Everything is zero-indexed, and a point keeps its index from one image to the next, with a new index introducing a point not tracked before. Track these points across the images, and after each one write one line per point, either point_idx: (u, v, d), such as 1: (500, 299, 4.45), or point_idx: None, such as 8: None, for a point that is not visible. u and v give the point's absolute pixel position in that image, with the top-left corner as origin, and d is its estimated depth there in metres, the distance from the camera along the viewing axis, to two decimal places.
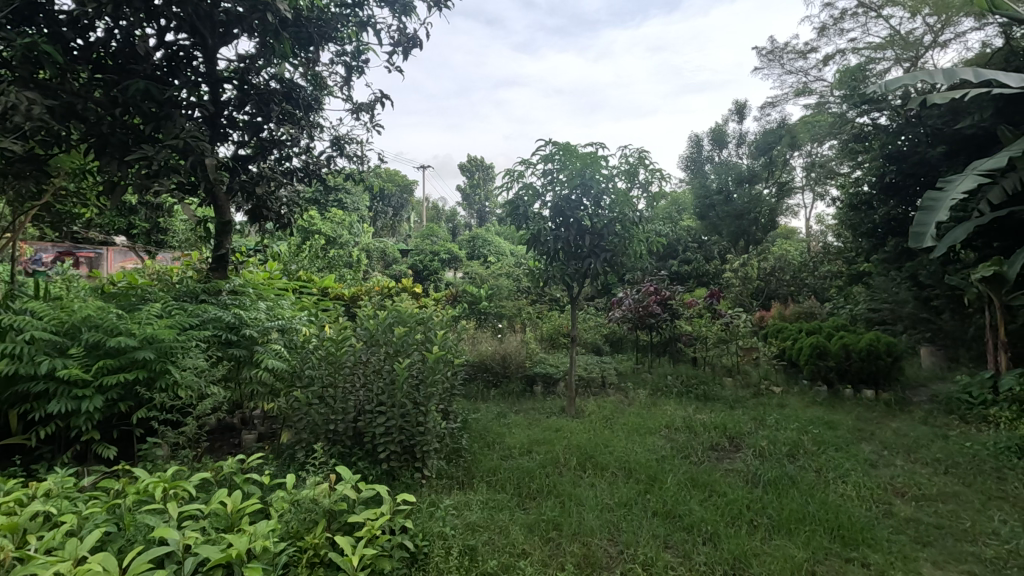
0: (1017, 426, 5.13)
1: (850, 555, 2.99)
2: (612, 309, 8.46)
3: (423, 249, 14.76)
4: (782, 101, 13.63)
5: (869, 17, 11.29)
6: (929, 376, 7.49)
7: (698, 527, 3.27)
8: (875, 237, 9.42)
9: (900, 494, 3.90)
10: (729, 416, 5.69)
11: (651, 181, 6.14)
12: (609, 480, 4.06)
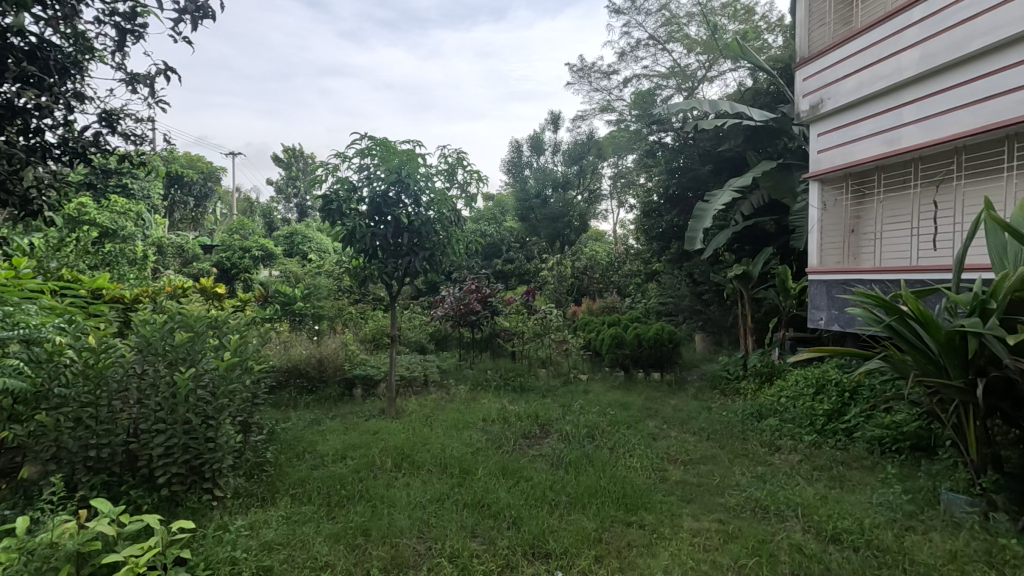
0: (758, 396, 6.34)
1: (630, 519, 3.40)
2: (435, 308, 8.51)
3: (230, 246, 13.28)
4: (590, 116, 15.02)
5: (657, 49, 12.98)
6: (701, 358, 8.90)
7: (504, 512, 3.44)
8: (662, 241, 10.89)
9: (673, 461, 4.56)
10: (541, 405, 6.11)
11: (469, 182, 6.30)
12: (424, 477, 4.07)
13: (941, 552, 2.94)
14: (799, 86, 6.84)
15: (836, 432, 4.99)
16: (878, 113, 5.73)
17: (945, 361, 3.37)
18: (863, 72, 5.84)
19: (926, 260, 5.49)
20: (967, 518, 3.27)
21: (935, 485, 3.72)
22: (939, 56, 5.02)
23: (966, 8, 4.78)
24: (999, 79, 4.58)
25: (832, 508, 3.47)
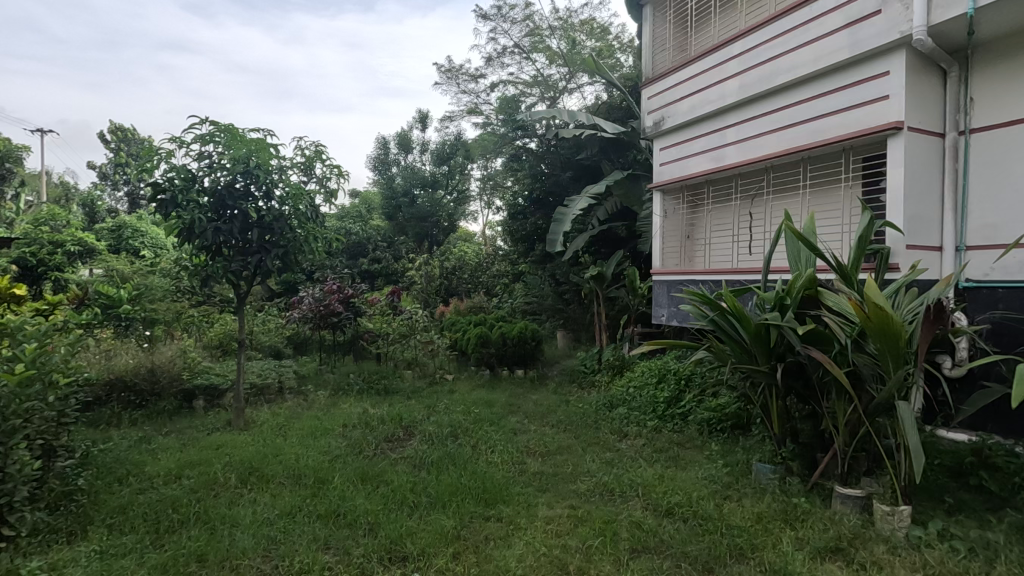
0: (610, 387, 6.85)
1: (488, 513, 3.47)
2: (291, 309, 7.98)
3: (35, 239, 11.22)
4: (457, 117, 15.10)
5: (522, 58, 13.48)
6: (561, 355, 9.38)
7: (361, 519, 3.33)
8: (527, 243, 11.31)
9: (532, 454, 4.75)
10: (404, 407, 6.01)
11: (328, 177, 6.00)
12: (274, 491, 3.79)
13: (750, 515, 3.42)
14: (645, 103, 7.51)
15: (674, 417, 5.57)
16: (708, 132, 6.49)
17: (754, 350, 3.91)
18: (697, 95, 6.59)
19: (745, 263, 6.34)
20: (770, 483, 3.83)
21: (748, 457, 4.31)
22: (753, 87, 5.83)
23: (773, 49, 5.61)
24: (797, 111, 5.44)
25: (667, 486, 3.86)
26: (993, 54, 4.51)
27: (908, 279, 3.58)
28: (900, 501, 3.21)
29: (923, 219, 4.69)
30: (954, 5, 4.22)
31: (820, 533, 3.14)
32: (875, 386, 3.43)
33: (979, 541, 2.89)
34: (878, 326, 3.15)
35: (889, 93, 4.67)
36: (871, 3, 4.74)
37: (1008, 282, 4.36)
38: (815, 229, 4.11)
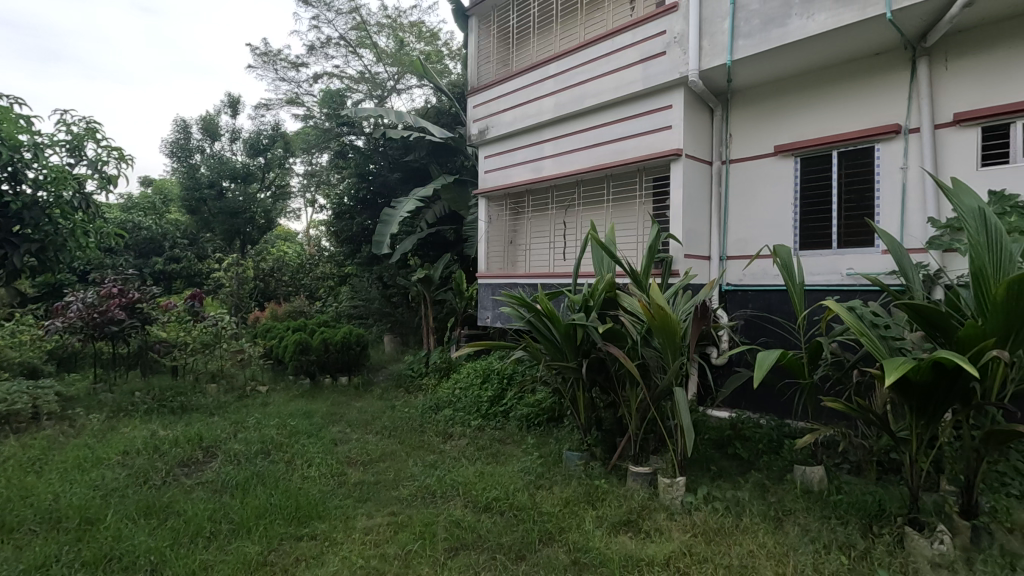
0: (437, 389, 6.91)
1: (300, 533, 3.24)
2: (52, 318, 6.54)
3: None
4: (275, 106, 13.92)
5: (347, 51, 12.89)
6: (388, 359, 9.20)
7: (140, 561, 2.87)
8: (353, 244, 10.87)
9: (352, 464, 4.56)
10: (206, 425, 5.35)
11: (105, 160, 5.10)
12: (18, 542, 3.08)
13: (558, 501, 3.70)
14: (470, 111, 7.73)
15: (496, 415, 5.80)
16: (527, 145, 6.91)
17: (564, 347, 4.26)
18: (517, 109, 6.98)
19: (559, 268, 6.91)
20: (577, 469, 4.20)
21: (560, 448, 4.67)
22: (565, 107, 6.36)
23: (582, 73, 6.19)
24: (602, 132, 6.07)
25: (486, 482, 4.01)
26: (744, 100, 5.57)
27: (683, 283, 4.21)
28: (678, 473, 3.75)
29: (696, 232, 5.57)
30: (717, 55, 5.11)
31: (616, 510, 3.53)
32: (658, 375, 3.97)
33: (732, 500, 3.50)
34: (660, 323, 3.65)
35: (671, 123, 5.45)
36: (658, 45, 5.51)
37: (756, 285, 5.39)
38: (615, 239, 4.62)
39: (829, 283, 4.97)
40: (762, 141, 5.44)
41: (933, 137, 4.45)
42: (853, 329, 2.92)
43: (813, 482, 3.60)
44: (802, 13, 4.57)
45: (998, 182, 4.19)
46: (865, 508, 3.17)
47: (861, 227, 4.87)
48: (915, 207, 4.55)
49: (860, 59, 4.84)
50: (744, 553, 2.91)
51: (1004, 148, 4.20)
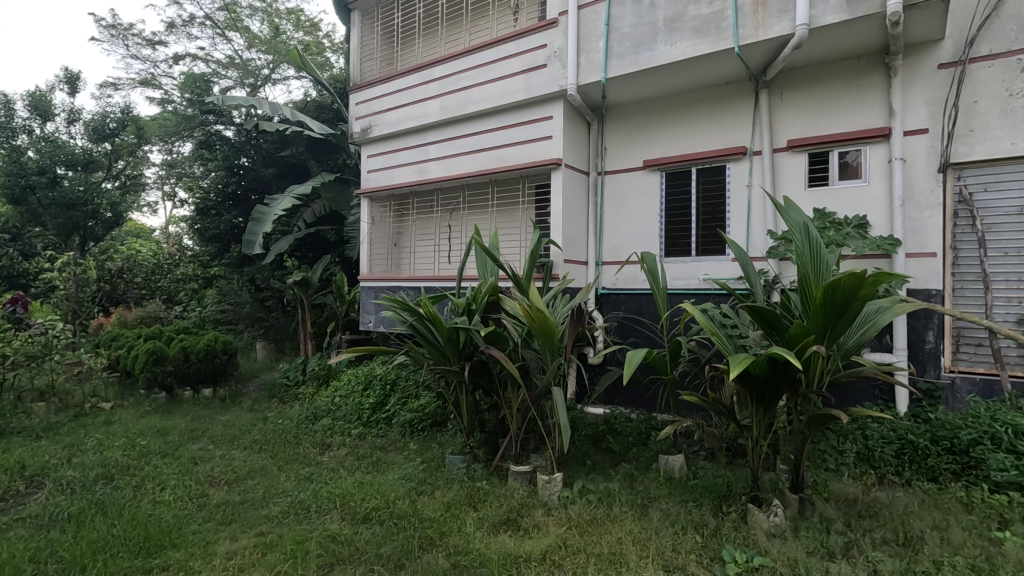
0: (315, 398, 6.55)
1: (149, 565, 2.90)
2: None
3: None
4: (126, 87, 12.38)
5: (214, 33, 11.82)
6: (260, 367, 8.56)
7: None
8: (220, 243, 9.99)
9: (214, 483, 4.18)
10: (30, 451, 4.60)
11: None
12: None
13: (439, 505, 3.68)
14: (352, 108, 7.45)
15: (378, 422, 5.64)
16: (412, 146, 6.81)
17: (447, 351, 4.25)
18: (402, 109, 6.86)
19: (444, 272, 6.91)
20: (459, 473, 4.21)
21: (442, 452, 4.65)
22: (450, 110, 6.38)
23: (467, 78, 6.24)
24: (486, 138, 6.15)
25: (365, 492, 3.88)
26: (617, 116, 5.97)
27: (561, 287, 4.39)
28: (555, 469, 3.91)
29: (575, 239, 5.85)
30: (593, 72, 5.41)
31: (496, 510, 3.59)
32: (538, 376, 4.11)
33: (604, 491, 3.72)
34: (539, 326, 3.77)
35: (552, 133, 5.68)
36: (540, 57, 5.72)
37: (628, 289, 5.79)
38: (498, 243, 4.70)
39: (689, 287, 5.47)
40: (633, 155, 5.86)
41: (772, 160, 5.08)
42: (706, 330, 3.24)
43: (673, 470, 3.93)
44: (666, 40, 5.00)
45: (820, 201, 4.89)
46: (716, 490, 3.53)
47: (715, 237, 5.41)
48: (757, 220, 5.16)
49: (714, 87, 5.40)
50: (613, 541, 3.09)
51: (824, 172, 4.90)
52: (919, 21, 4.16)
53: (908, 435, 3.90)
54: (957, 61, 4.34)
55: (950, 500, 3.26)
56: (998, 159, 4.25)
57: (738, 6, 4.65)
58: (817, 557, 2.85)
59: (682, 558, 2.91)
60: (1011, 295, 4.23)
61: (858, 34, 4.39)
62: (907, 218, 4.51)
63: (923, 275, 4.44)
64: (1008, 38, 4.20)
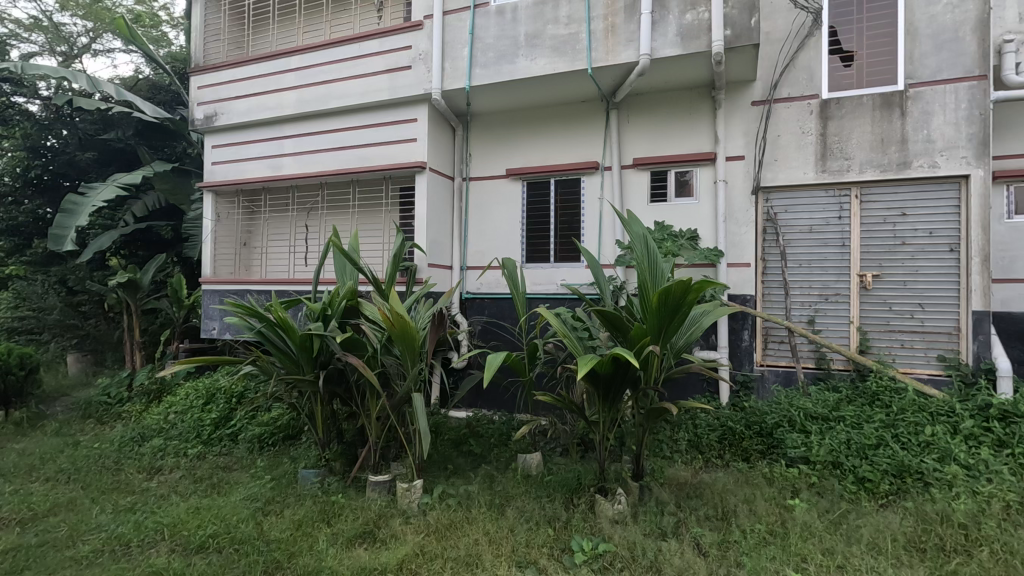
0: (143, 417, 5.77)
1: None
2: None
3: None
4: None
5: None
6: (72, 384, 7.33)
7: None
8: (19, 237, 8.39)
9: (2, 526, 3.49)
10: None
11: None
12: None
13: (289, 524, 3.45)
14: (193, 92, 6.71)
15: (221, 439, 5.13)
16: (265, 139, 6.32)
17: (300, 359, 3.99)
18: (253, 98, 6.33)
19: (301, 274, 6.52)
20: (313, 487, 3.97)
21: (295, 467, 4.36)
22: (308, 103, 6.02)
23: (327, 72, 5.95)
24: (348, 136, 5.91)
25: (201, 518, 3.50)
26: (482, 124, 6.08)
27: (424, 292, 4.35)
28: (415, 476, 3.86)
29: (439, 243, 5.84)
30: (457, 78, 5.46)
31: (352, 523, 3.45)
32: (398, 382, 4.03)
33: (464, 494, 3.75)
34: (399, 331, 3.69)
35: (417, 136, 5.62)
36: (404, 58, 5.64)
37: (491, 294, 5.92)
38: (358, 246, 4.53)
39: (547, 292, 5.75)
40: (497, 163, 6.02)
41: (620, 175, 5.53)
42: (559, 333, 3.44)
43: (530, 467, 4.09)
44: (527, 55, 5.22)
45: (660, 214, 5.42)
46: (567, 484, 3.73)
47: (571, 245, 5.75)
48: (608, 230, 5.58)
49: (571, 104, 5.75)
50: (471, 543, 3.13)
51: (664, 189, 5.45)
52: (737, 63, 4.80)
53: (728, 422, 4.47)
54: (765, 100, 5.09)
55: (757, 476, 3.79)
56: (795, 185, 5.04)
57: (591, 31, 5.01)
58: (652, 538, 3.14)
59: (536, 553, 3.03)
60: (804, 299, 5.05)
61: (691, 68, 4.95)
62: (729, 233, 5.18)
63: (740, 282, 5.12)
64: (802, 84, 5.01)
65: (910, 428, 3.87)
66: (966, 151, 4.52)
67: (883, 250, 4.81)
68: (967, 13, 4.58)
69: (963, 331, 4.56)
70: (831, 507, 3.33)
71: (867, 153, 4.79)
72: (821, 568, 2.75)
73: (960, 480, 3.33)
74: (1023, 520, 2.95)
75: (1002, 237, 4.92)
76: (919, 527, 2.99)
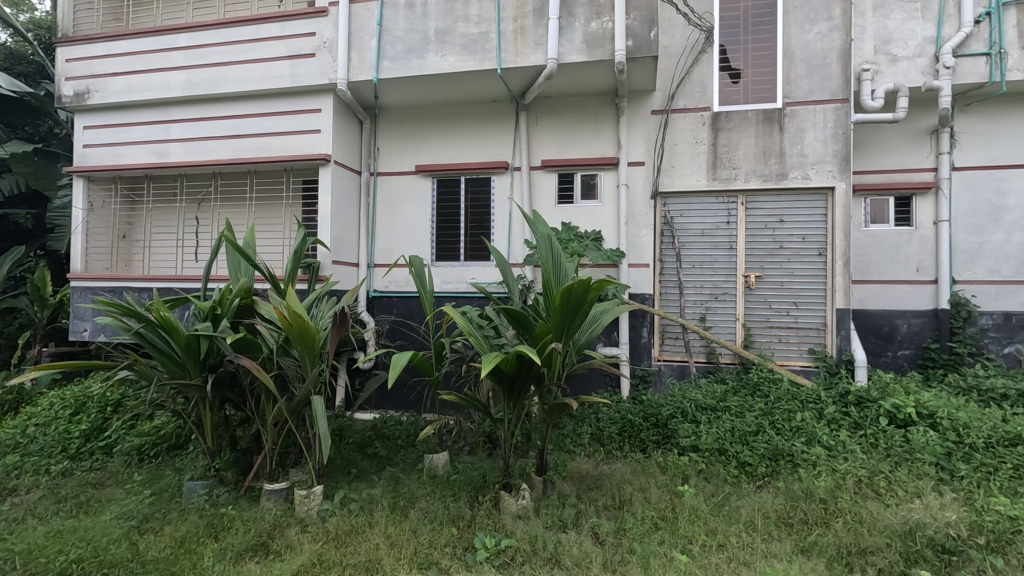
0: None
1: None
2: None
3: None
4: None
5: None
6: None
7: None
8: None
9: None
10: None
11: None
12: None
13: (170, 542, 3.18)
14: (60, 65, 5.98)
15: (92, 453, 4.62)
16: (148, 122, 5.76)
17: (185, 362, 3.67)
18: (133, 76, 5.75)
19: (190, 271, 6.03)
20: (199, 500, 3.68)
21: (179, 479, 4.01)
22: (198, 86, 5.57)
23: (220, 54, 5.54)
24: (244, 123, 5.54)
25: (63, 542, 3.14)
26: (391, 118, 5.94)
27: (326, 290, 4.17)
28: (315, 482, 3.68)
29: (344, 239, 5.63)
30: (365, 70, 5.30)
31: (243, 536, 3.24)
32: (297, 384, 3.83)
33: (366, 498, 3.64)
34: (297, 331, 3.49)
35: (321, 128, 5.38)
36: (307, 45, 5.38)
37: (399, 292, 5.81)
38: (255, 241, 4.25)
39: (457, 291, 5.73)
40: (406, 159, 5.90)
41: (529, 176, 5.63)
42: (464, 331, 3.40)
43: (437, 467, 4.06)
44: (436, 50, 5.16)
45: (567, 216, 5.58)
46: (473, 482, 3.74)
47: (481, 244, 5.77)
48: (517, 230, 5.66)
49: (482, 103, 5.76)
50: (371, 548, 3.06)
51: (570, 191, 5.62)
52: (638, 73, 5.04)
53: (627, 415, 4.68)
54: (664, 110, 5.39)
55: (652, 465, 4.01)
56: (689, 191, 5.38)
57: (501, 32, 5.04)
58: (553, 530, 3.23)
59: (438, 554, 3.02)
60: (697, 298, 5.41)
61: (596, 75, 5.14)
62: (630, 235, 5.43)
63: (640, 282, 5.40)
64: (696, 97, 5.36)
65: (784, 415, 4.26)
66: (832, 165, 5.04)
67: (764, 253, 5.26)
68: (834, 42, 5.11)
69: (829, 327, 5.09)
70: (715, 491, 3.60)
71: (751, 164, 5.20)
72: (703, 548, 2.97)
73: (822, 460, 3.72)
74: (870, 492, 3.36)
75: (860, 244, 5.58)
76: (788, 504, 3.31)
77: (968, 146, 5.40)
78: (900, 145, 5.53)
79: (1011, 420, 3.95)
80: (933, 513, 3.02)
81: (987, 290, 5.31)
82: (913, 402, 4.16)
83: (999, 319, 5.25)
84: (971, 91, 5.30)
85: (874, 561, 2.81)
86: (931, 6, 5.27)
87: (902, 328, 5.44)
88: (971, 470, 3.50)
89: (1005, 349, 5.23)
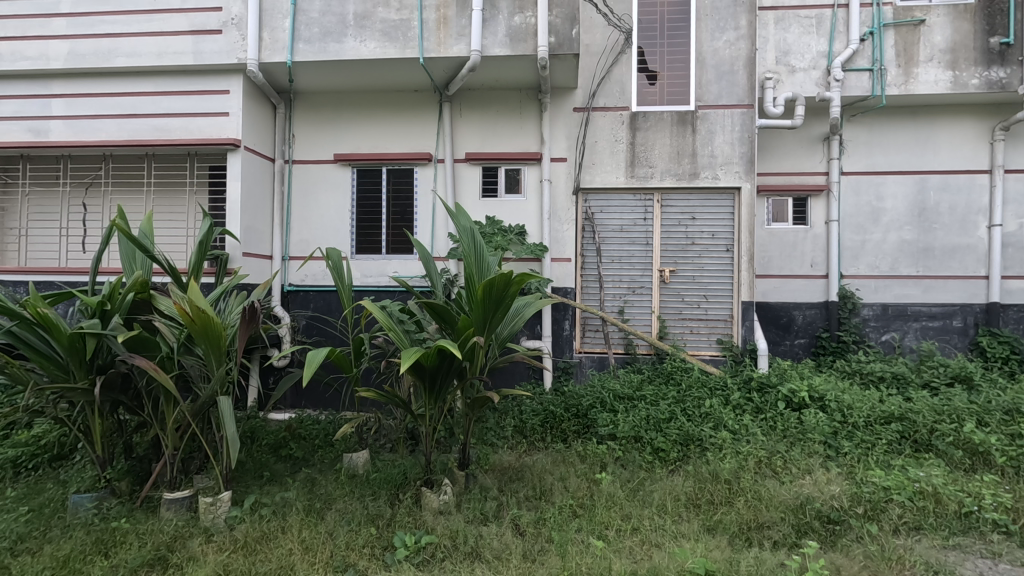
0: None
1: None
2: None
3: None
4: None
5: None
6: None
7: None
8: None
9: None
10: None
11: None
12: None
13: (50, 564, 2.88)
14: None
15: None
16: (22, 95, 5.14)
17: (69, 363, 3.31)
18: (5, 42, 5.10)
19: (75, 263, 5.49)
20: (85, 514, 3.32)
21: (63, 491, 3.61)
22: (84, 58, 5.03)
23: (112, 24, 5.04)
24: (141, 102, 5.08)
25: None
26: (308, 104, 5.65)
27: (235, 283, 3.88)
28: (222, 488, 3.43)
29: (255, 230, 5.29)
30: (278, 52, 5.00)
31: (137, 550, 2.99)
32: (200, 385, 3.52)
33: (279, 503, 3.44)
34: (200, 327, 3.20)
35: (229, 110, 5.03)
36: (213, 21, 5.00)
37: (316, 287, 5.58)
38: (152, 229, 3.87)
39: (378, 285, 5.57)
40: (325, 147, 5.65)
41: (453, 169, 5.57)
42: (384, 326, 3.27)
43: (356, 466, 3.93)
44: (356, 35, 4.96)
45: (490, 210, 5.58)
46: (393, 480, 3.65)
47: (403, 237, 5.65)
48: (440, 223, 5.61)
49: (405, 92, 5.62)
50: (283, 554, 2.93)
51: (494, 185, 5.62)
52: (560, 70, 5.12)
53: (549, 406, 4.76)
54: (585, 107, 5.53)
55: (572, 455, 4.11)
56: (608, 188, 5.54)
57: (423, 20, 4.92)
58: (474, 524, 3.23)
59: (355, 555, 2.95)
60: (616, 292, 5.59)
61: (519, 69, 5.15)
62: (553, 230, 5.53)
63: (562, 276, 5.52)
64: (615, 96, 5.52)
65: (694, 402, 4.51)
66: (738, 167, 5.36)
67: (677, 250, 5.53)
68: (741, 50, 5.43)
69: (735, 318, 5.43)
70: (630, 477, 3.74)
71: (666, 163, 5.42)
72: (619, 532, 3.10)
73: (728, 443, 3.95)
74: (768, 471, 3.63)
75: (763, 240, 6.00)
76: (696, 486, 3.52)
77: (853, 153, 5.94)
78: (797, 149, 5.99)
79: (887, 400, 4.41)
80: (821, 488, 3.32)
81: (868, 283, 5.88)
82: (806, 387, 4.54)
83: (878, 310, 5.84)
84: (856, 103, 5.82)
85: (770, 535, 3.04)
86: (824, 23, 5.73)
87: (798, 319, 5.92)
88: (853, 447, 3.88)
89: (883, 337, 5.83)
